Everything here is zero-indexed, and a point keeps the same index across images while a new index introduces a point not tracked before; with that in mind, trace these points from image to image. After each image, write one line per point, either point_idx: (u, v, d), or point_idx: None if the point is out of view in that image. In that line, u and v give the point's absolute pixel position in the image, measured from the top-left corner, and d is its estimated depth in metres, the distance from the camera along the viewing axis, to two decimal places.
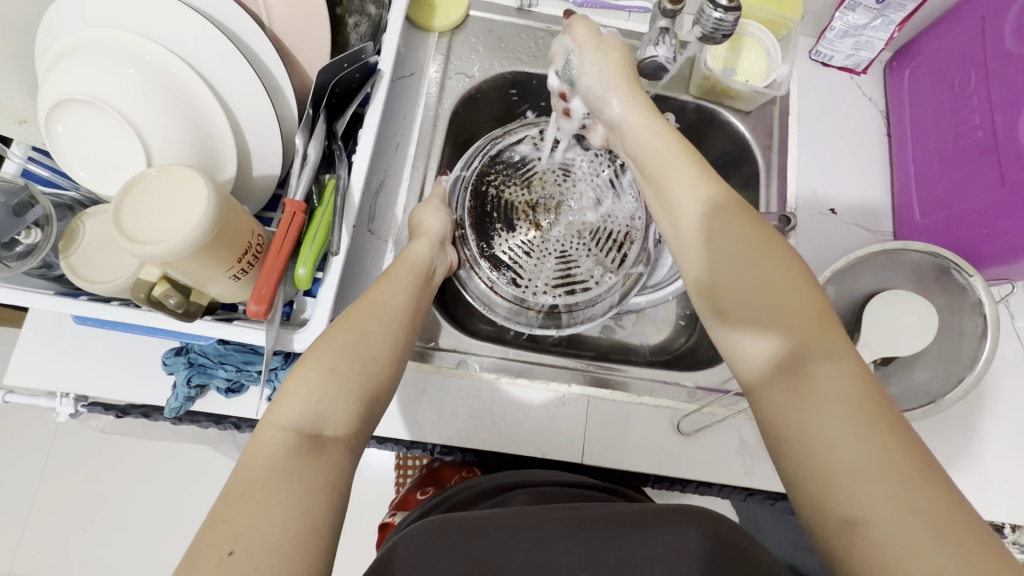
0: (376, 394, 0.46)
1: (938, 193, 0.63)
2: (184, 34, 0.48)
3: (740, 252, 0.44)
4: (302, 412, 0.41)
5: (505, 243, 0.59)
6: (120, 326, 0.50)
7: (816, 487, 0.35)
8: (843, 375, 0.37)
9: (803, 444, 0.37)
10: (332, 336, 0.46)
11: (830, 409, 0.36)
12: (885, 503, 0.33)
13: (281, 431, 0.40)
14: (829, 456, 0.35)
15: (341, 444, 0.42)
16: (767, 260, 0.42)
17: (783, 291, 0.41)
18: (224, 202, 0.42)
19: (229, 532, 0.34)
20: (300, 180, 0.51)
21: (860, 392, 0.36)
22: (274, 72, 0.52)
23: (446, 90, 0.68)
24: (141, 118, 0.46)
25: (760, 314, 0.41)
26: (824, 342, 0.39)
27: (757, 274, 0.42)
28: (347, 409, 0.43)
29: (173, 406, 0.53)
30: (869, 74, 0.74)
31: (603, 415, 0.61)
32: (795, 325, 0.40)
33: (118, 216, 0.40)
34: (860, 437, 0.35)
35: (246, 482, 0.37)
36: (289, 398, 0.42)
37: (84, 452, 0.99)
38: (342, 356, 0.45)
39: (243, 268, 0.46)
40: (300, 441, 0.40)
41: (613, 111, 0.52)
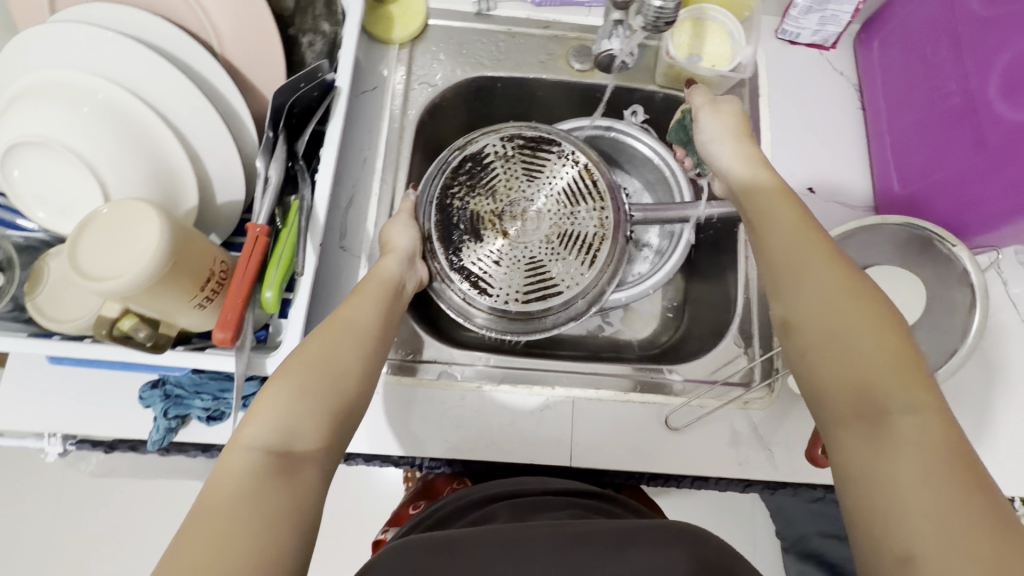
0: (346, 412, 0.45)
1: (917, 164, 0.61)
2: (133, 69, 0.48)
3: (837, 287, 0.42)
4: (269, 431, 0.41)
5: (473, 254, 0.57)
6: (93, 363, 0.50)
7: (877, 527, 0.34)
8: (921, 422, 0.36)
9: (884, 499, 0.34)
10: (300, 352, 0.45)
11: (908, 453, 0.35)
12: (955, 553, 0.31)
13: (246, 451, 0.39)
14: (901, 502, 0.34)
15: (312, 462, 0.41)
16: (854, 292, 0.41)
17: (869, 326, 0.40)
18: (180, 234, 0.42)
19: (192, 561, 0.34)
20: (262, 204, 0.51)
21: (938, 443, 0.35)
22: (228, 97, 0.52)
23: (410, 100, 0.68)
24: (94, 155, 0.46)
25: (840, 339, 0.40)
26: (910, 394, 0.37)
27: (843, 301, 0.41)
28: (317, 427, 0.43)
29: (155, 439, 0.52)
30: (839, 49, 0.73)
31: (589, 416, 0.60)
32: (885, 365, 0.38)
33: (73, 255, 0.40)
34: (933, 492, 0.33)
35: (211, 508, 0.37)
36: (257, 417, 0.41)
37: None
38: (311, 372, 0.44)
39: (207, 296, 0.46)
40: (268, 459, 0.40)
41: (720, 154, 0.56)
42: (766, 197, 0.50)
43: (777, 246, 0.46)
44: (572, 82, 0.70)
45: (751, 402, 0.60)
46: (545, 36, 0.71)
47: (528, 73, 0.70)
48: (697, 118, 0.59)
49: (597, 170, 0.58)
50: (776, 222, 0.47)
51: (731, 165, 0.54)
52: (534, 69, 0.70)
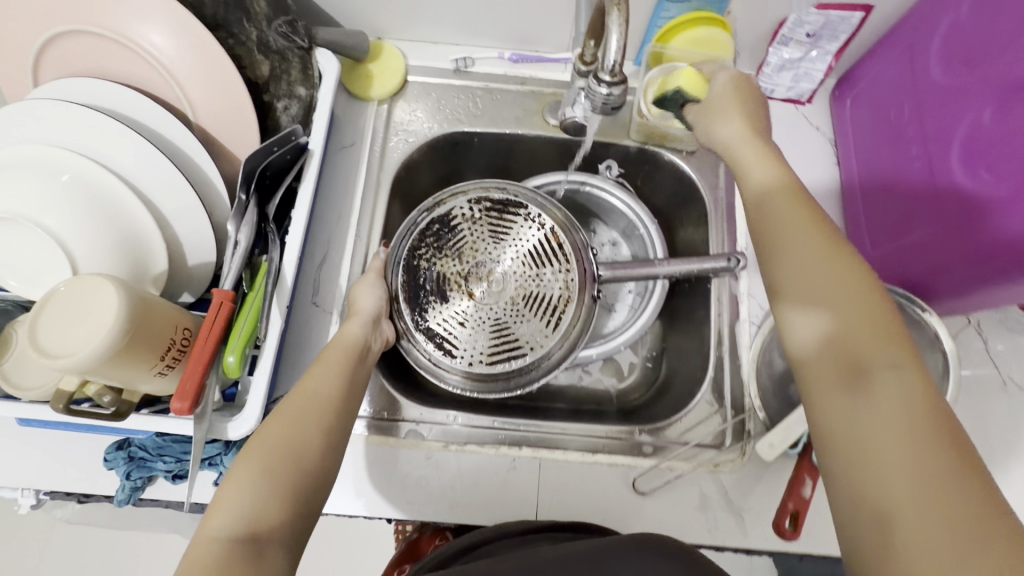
0: (313, 488, 0.44)
1: (889, 225, 0.60)
2: (107, 141, 0.50)
3: (831, 262, 0.44)
4: (235, 520, 0.39)
5: (439, 315, 0.57)
6: (61, 425, 0.51)
7: (857, 485, 0.37)
8: (902, 383, 0.39)
9: (867, 458, 0.37)
10: (261, 432, 0.44)
11: (892, 416, 0.37)
12: (931, 510, 0.34)
13: (213, 546, 0.38)
14: (883, 461, 0.36)
15: (281, 547, 0.40)
16: (845, 269, 0.44)
17: (859, 301, 0.42)
18: (138, 308, 0.43)
19: None
20: (230, 268, 0.52)
21: (915, 402, 0.38)
22: (200, 164, 0.53)
23: (388, 155, 0.69)
24: (63, 227, 0.47)
25: (833, 313, 0.42)
26: (895, 363, 0.40)
27: (835, 277, 0.44)
28: (284, 508, 0.41)
29: (121, 497, 0.53)
30: (815, 103, 0.73)
31: (557, 477, 0.60)
32: (876, 336, 0.41)
33: (32, 333, 0.41)
34: (911, 453, 0.36)
35: None
36: (221, 508, 0.40)
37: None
38: (273, 451, 0.43)
39: (168, 364, 0.47)
40: (236, 548, 0.38)
41: (722, 133, 0.55)
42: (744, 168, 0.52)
43: (777, 224, 0.48)
44: (548, 137, 0.71)
45: (721, 465, 0.60)
46: (522, 92, 0.73)
47: (504, 128, 0.71)
48: (710, 119, 0.56)
49: (563, 232, 0.59)
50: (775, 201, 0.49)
51: (755, 166, 0.51)
52: (510, 124, 0.71)
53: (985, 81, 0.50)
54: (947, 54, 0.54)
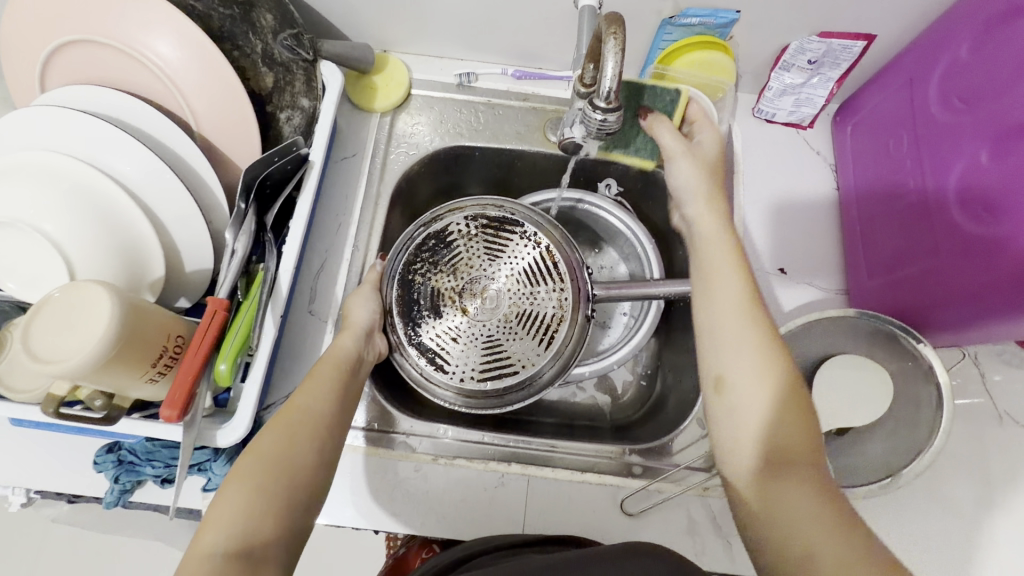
0: (306, 503, 0.43)
1: (886, 256, 0.60)
2: (108, 149, 0.50)
3: (754, 331, 0.48)
4: (228, 536, 0.39)
5: (432, 330, 0.58)
6: (52, 427, 0.51)
7: (758, 522, 0.43)
8: (817, 493, 0.42)
9: (772, 518, 0.42)
10: (255, 446, 0.44)
11: (800, 488, 0.42)
12: (809, 514, 0.41)
13: (206, 562, 0.37)
14: (793, 526, 0.41)
15: (275, 565, 0.40)
16: (766, 338, 0.48)
17: (780, 381, 0.46)
18: (133, 316, 0.44)
19: None
20: (227, 276, 0.53)
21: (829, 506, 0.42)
22: (201, 173, 0.54)
23: (388, 168, 0.70)
24: (58, 232, 0.47)
25: (755, 393, 0.46)
26: (797, 428, 0.45)
27: (753, 336, 0.48)
28: (278, 525, 0.41)
29: (109, 500, 0.53)
30: (816, 128, 0.73)
31: (546, 495, 0.59)
32: (782, 403, 0.45)
33: (26, 337, 0.41)
34: (813, 514, 0.41)
35: None
36: (214, 524, 0.39)
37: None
38: (268, 466, 0.43)
39: (160, 371, 0.48)
40: (229, 565, 0.37)
41: (694, 214, 0.57)
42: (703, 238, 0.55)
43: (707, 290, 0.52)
44: (549, 154, 0.72)
45: (710, 488, 0.59)
46: (524, 108, 0.73)
47: (504, 142, 0.72)
48: (670, 159, 0.60)
49: (559, 252, 0.59)
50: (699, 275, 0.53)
51: (700, 218, 0.57)
52: (510, 140, 0.72)
53: (979, 122, 0.50)
54: (946, 90, 0.54)
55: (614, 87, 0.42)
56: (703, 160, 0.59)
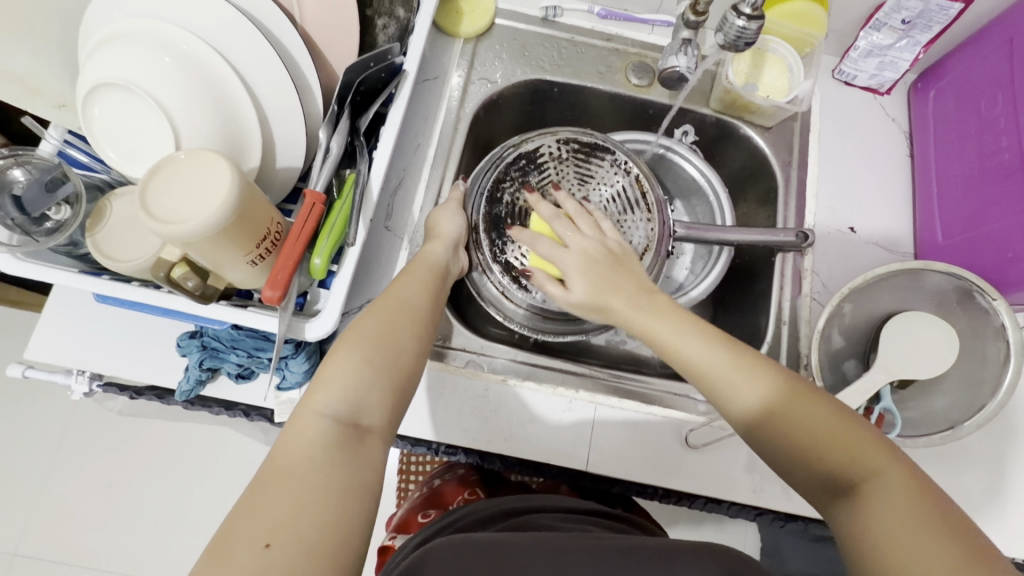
0: (405, 387, 0.47)
1: (963, 215, 0.62)
2: (220, 29, 0.50)
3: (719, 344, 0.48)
4: (338, 402, 0.43)
5: (518, 249, 0.59)
6: (138, 307, 0.51)
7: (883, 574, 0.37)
8: (898, 493, 0.40)
9: (881, 552, 0.38)
10: (359, 327, 0.48)
11: (882, 507, 0.39)
12: (904, 524, 0.38)
13: (319, 419, 0.42)
14: (900, 551, 0.37)
15: (377, 435, 0.44)
16: (729, 342, 0.49)
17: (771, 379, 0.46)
18: (247, 189, 0.43)
19: (266, 524, 0.35)
20: (321, 172, 0.52)
21: (911, 501, 0.39)
22: (302, 66, 0.54)
23: (468, 94, 0.69)
24: (171, 103, 0.47)
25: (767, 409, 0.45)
26: (836, 432, 0.43)
27: (725, 354, 0.48)
28: (381, 401, 0.45)
29: (184, 389, 0.54)
30: (892, 95, 0.73)
31: (609, 424, 0.60)
32: (793, 403, 0.45)
33: (144, 196, 0.41)
34: (909, 527, 0.38)
35: (285, 471, 0.39)
36: (326, 387, 0.43)
37: (109, 427, 1.04)
38: (373, 346, 0.46)
39: (261, 254, 0.47)
40: (338, 429, 0.42)
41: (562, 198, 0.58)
42: (622, 307, 0.52)
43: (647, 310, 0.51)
44: (628, 96, 0.72)
45: None
46: (607, 48, 0.72)
47: (585, 80, 0.71)
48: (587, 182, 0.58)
49: (648, 182, 0.60)
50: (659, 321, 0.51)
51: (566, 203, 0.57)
52: (591, 78, 0.71)
53: None
54: None
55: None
56: (597, 257, 0.54)
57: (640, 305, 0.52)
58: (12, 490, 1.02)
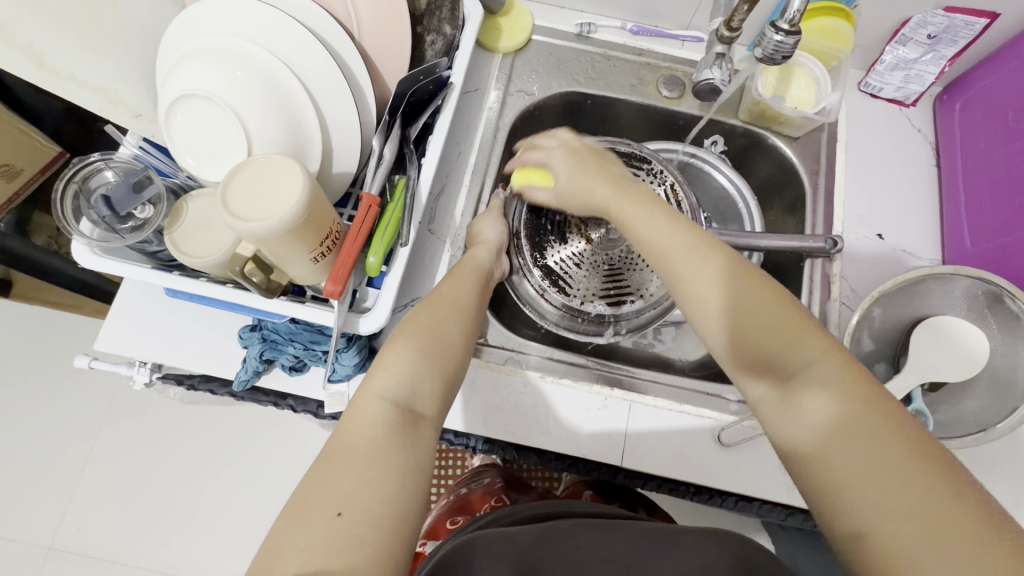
0: (455, 377, 0.50)
1: (992, 222, 0.64)
2: (287, 44, 0.54)
3: (704, 257, 0.48)
4: (395, 387, 0.46)
5: (557, 254, 0.64)
6: (205, 301, 0.55)
7: (823, 490, 0.38)
8: (868, 416, 0.38)
9: (825, 469, 0.38)
10: (414, 319, 0.51)
11: (839, 427, 0.39)
12: (861, 450, 0.37)
13: (377, 401, 0.45)
14: (849, 471, 0.37)
15: (430, 421, 0.46)
16: (713, 258, 0.48)
17: (757, 299, 0.45)
18: (315, 193, 0.47)
19: (334, 497, 0.38)
20: (376, 177, 0.56)
21: (878, 426, 0.38)
22: (359, 79, 0.58)
23: (506, 106, 0.73)
24: (243, 111, 0.51)
25: (742, 323, 0.45)
26: (814, 354, 0.42)
27: (707, 269, 0.47)
28: (434, 389, 0.48)
29: (242, 378, 0.57)
30: (918, 107, 0.75)
31: (642, 422, 0.62)
32: (769, 321, 0.44)
33: (224, 196, 0.45)
34: (868, 452, 0.37)
35: (349, 448, 0.42)
36: (384, 372, 0.46)
37: (159, 427, 1.11)
38: (425, 336, 0.49)
39: (322, 252, 0.50)
40: (395, 412, 0.44)
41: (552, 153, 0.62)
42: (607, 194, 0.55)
43: (639, 222, 0.52)
44: (659, 107, 0.75)
45: None
46: (638, 63, 0.76)
47: (618, 93, 0.75)
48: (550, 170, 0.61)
49: (683, 191, 0.64)
50: (639, 214, 0.53)
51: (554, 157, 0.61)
52: (623, 91, 0.75)
53: None
54: None
55: (800, 14, 0.52)
56: (579, 150, 0.60)
57: (620, 197, 0.54)
58: (63, 480, 1.07)
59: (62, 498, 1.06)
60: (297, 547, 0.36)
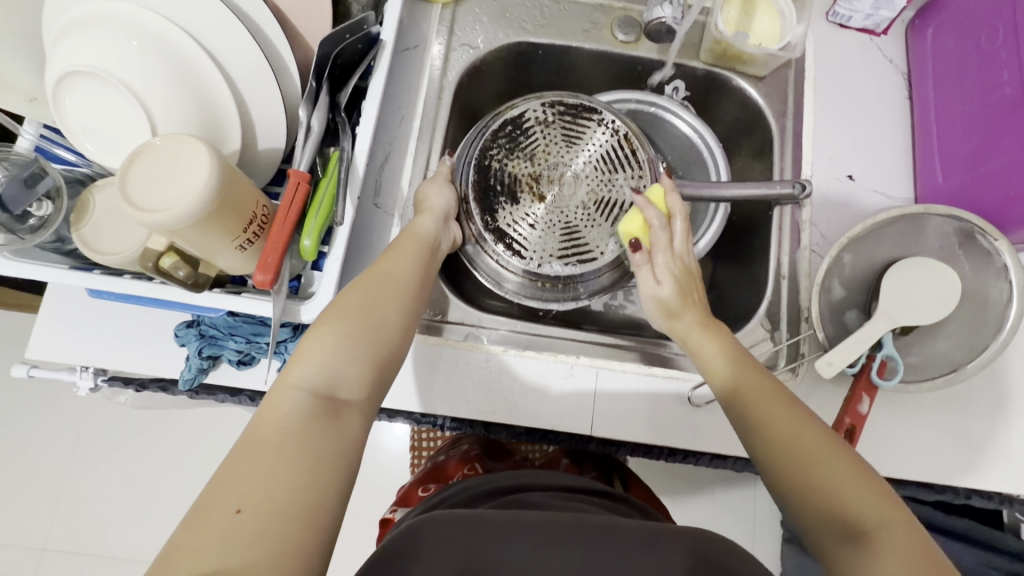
0: (388, 361, 0.48)
1: (964, 154, 0.61)
2: (188, 8, 0.48)
3: (801, 420, 0.45)
4: (316, 375, 0.43)
5: (510, 216, 0.59)
6: (133, 300, 0.51)
7: None
8: (902, 540, 0.39)
9: None
10: (342, 300, 0.48)
11: (887, 553, 0.38)
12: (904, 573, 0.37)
13: (295, 391, 0.42)
14: None
15: (355, 408, 0.44)
16: (789, 411, 0.46)
17: (789, 415, 0.45)
18: (229, 174, 0.43)
19: (236, 493, 0.37)
20: (304, 152, 0.51)
21: (918, 560, 0.38)
22: (276, 43, 0.52)
23: (450, 62, 0.67)
24: (143, 89, 0.46)
25: (787, 441, 0.44)
26: (844, 476, 0.42)
27: (793, 432, 0.44)
28: (360, 375, 0.45)
29: (186, 378, 0.54)
30: (890, 35, 0.71)
31: (612, 389, 0.60)
32: (813, 445, 0.43)
33: (125, 185, 0.41)
34: None
35: (258, 440, 0.39)
36: (305, 359, 0.44)
37: (127, 427, 1.07)
38: (355, 319, 0.47)
39: (248, 238, 0.47)
40: (314, 402, 0.42)
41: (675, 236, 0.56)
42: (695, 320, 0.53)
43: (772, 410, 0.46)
44: (615, 53, 0.69)
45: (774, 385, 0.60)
46: (590, 5, 0.70)
47: (570, 40, 0.69)
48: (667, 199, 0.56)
49: (636, 139, 0.60)
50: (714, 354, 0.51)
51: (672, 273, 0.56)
52: (576, 37, 0.69)
53: None
54: None
55: None
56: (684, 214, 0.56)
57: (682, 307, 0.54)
58: (36, 488, 1.04)
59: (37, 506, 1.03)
60: (191, 547, 0.34)
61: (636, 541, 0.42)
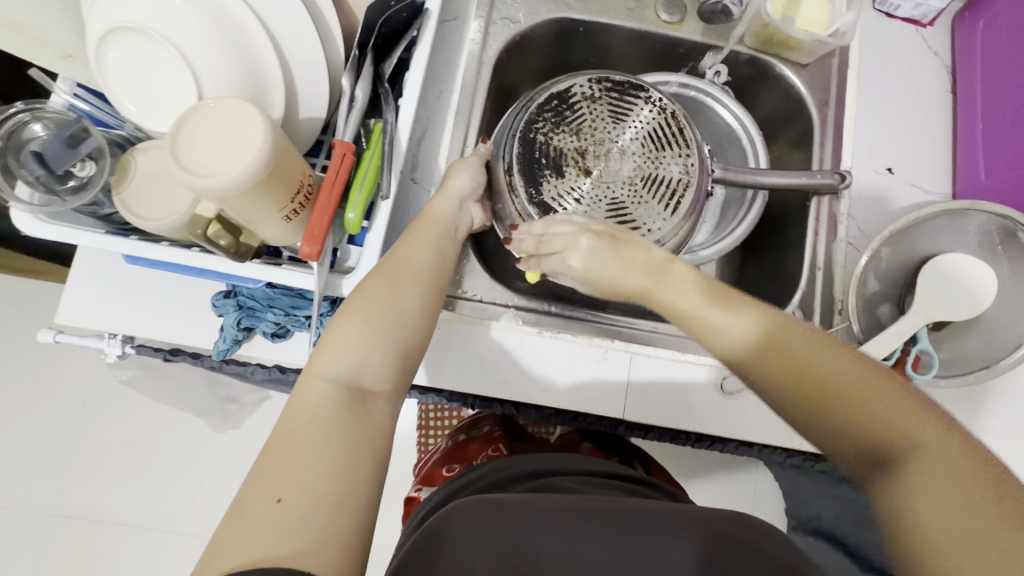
0: (410, 347, 0.47)
1: (1009, 150, 0.61)
2: None
3: (816, 353, 0.41)
4: (341, 365, 0.44)
5: (555, 189, 0.57)
6: (169, 267, 0.50)
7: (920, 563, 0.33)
8: (943, 458, 0.35)
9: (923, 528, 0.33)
10: (362, 289, 0.47)
11: (929, 476, 0.34)
12: (948, 493, 0.33)
13: (320, 381, 0.43)
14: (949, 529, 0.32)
15: (380, 396, 0.45)
16: (807, 345, 0.42)
17: (806, 349, 0.41)
18: (280, 142, 0.41)
19: (274, 483, 0.36)
20: (349, 122, 0.49)
21: (963, 477, 0.34)
22: (321, 7, 0.51)
23: (490, 36, 0.65)
24: (188, 49, 0.45)
25: (807, 373, 0.40)
26: (875, 401, 0.38)
27: (810, 362, 0.41)
28: (383, 364, 0.45)
29: (221, 348, 0.53)
30: (935, 27, 0.70)
31: (644, 375, 0.60)
32: (833, 374, 0.40)
33: (174, 148, 0.39)
34: (962, 502, 0.33)
35: (289, 433, 0.39)
36: (329, 352, 0.44)
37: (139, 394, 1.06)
38: (376, 308, 0.46)
39: (294, 209, 0.45)
40: (340, 391, 0.43)
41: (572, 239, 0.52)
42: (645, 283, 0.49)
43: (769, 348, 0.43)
44: (657, 33, 0.68)
45: None
46: None
47: (612, 18, 0.67)
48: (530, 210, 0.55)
49: (683, 120, 0.59)
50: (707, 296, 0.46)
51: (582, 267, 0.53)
52: (619, 15, 0.67)
53: None
54: None
55: None
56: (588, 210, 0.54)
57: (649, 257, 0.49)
58: (48, 452, 1.04)
59: (48, 470, 1.03)
60: (234, 538, 0.34)
61: (662, 528, 0.42)
